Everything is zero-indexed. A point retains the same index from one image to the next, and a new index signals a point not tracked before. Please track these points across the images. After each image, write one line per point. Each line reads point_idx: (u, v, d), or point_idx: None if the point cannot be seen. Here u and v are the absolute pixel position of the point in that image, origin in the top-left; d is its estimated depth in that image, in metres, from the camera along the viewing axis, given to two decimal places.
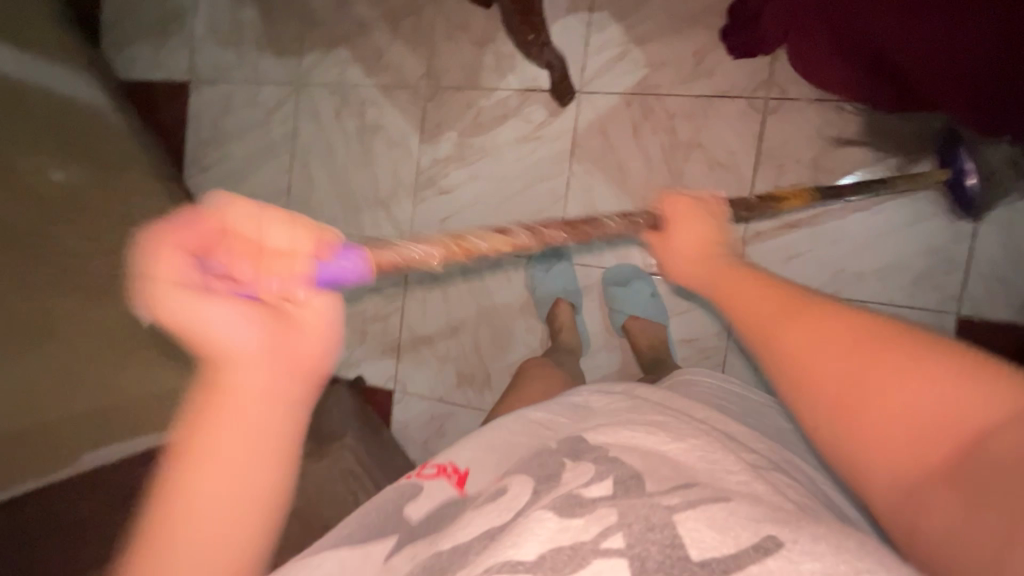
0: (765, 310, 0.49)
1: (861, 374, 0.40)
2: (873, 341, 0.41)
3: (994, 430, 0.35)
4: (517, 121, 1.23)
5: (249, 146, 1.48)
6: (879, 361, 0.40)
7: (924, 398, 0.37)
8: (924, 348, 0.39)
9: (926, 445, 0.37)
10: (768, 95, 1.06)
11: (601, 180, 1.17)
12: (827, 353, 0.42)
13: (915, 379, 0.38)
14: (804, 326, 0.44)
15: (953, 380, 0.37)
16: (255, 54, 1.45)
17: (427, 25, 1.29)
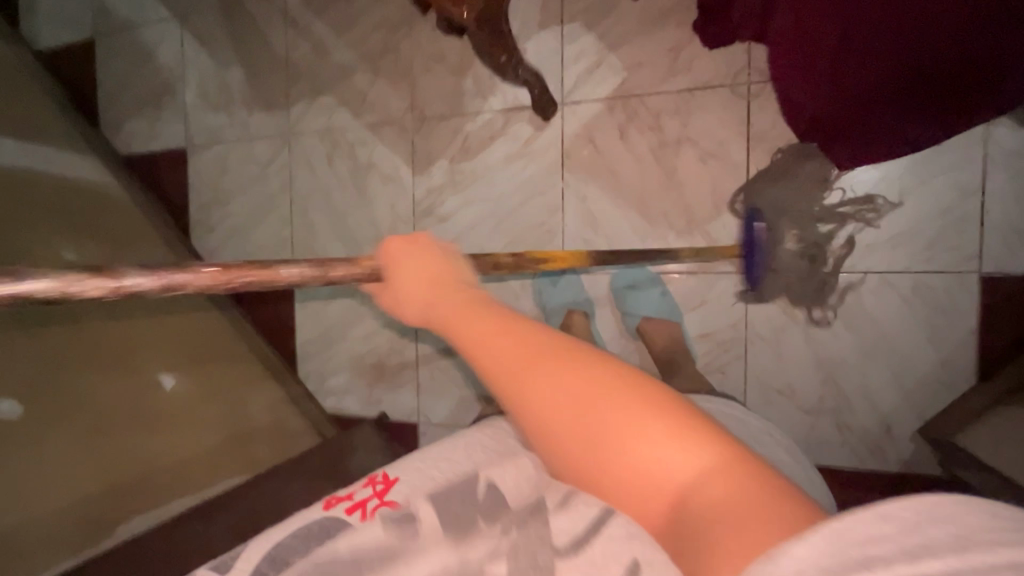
0: (559, 387, 0.50)
1: (613, 426, 0.48)
2: (639, 399, 0.49)
3: (702, 487, 0.44)
4: (505, 140, 1.24)
5: (249, 201, 1.51)
6: (617, 415, 0.48)
7: (649, 451, 0.47)
8: (647, 398, 0.49)
9: (647, 487, 0.46)
10: (750, 80, 1.06)
11: (596, 187, 1.17)
12: (561, 410, 0.49)
13: (639, 442, 0.47)
14: (560, 372, 0.51)
15: (667, 426, 0.47)
16: (244, 112, 1.50)
17: (404, 61, 1.31)
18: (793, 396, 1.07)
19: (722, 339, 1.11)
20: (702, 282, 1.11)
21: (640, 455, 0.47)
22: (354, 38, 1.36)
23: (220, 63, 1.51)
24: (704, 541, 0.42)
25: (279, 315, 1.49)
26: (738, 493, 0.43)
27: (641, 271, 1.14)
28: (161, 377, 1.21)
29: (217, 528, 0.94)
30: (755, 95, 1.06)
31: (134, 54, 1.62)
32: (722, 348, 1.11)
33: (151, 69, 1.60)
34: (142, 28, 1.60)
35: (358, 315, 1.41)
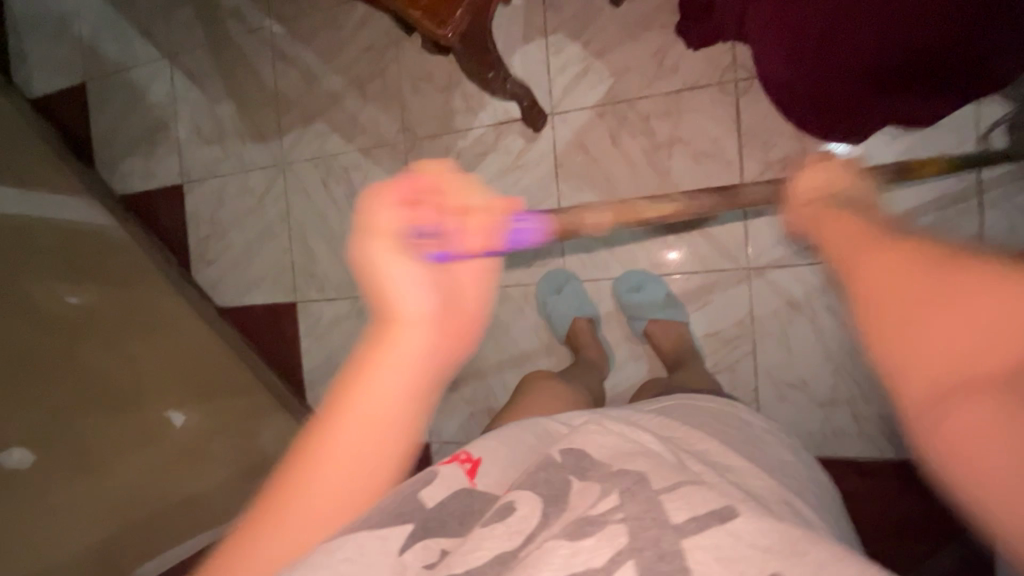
0: (884, 262, 0.58)
1: (938, 286, 0.49)
2: (964, 288, 0.48)
3: (1021, 357, 0.41)
4: (498, 154, 1.24)
5: (247, 232, 1.52)
6: (965, 287, 0.47)
7: (950, 339, 0.46)
8: (999, 276, 0.47)
9: (988, 362, 0.43)
10: (737, 77, 1.06)
11: (591, 194, 1.17)
12: (889, 275, 0.55)
13: (946, 326, 0.47)
14: (885, 262, 0.57)
15: (993, 328, 0.44)
16: (237, 144, 1.51)
17: (393, 83, 1.32)
18: (805, 389, 1.07)
19: (730, 337, 1.10)
20: (705, 281, 1.11)
21: (978, 312, 0.45)
22: (342, 64, 1.37)
23: (212, 98, 1.53)
24: (974, 451, 0.41)
25: (285, 344, 1.49)
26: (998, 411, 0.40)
27: (642, 274, 1.14)
28: (170, 415, 1.20)
29: None
30: (743, 92, 1.06)
31: (126, 95, 1.64)
32: (729, 345, 1.10)
33: (143, 108, 1.62)
34: (132, 69, 1.62)
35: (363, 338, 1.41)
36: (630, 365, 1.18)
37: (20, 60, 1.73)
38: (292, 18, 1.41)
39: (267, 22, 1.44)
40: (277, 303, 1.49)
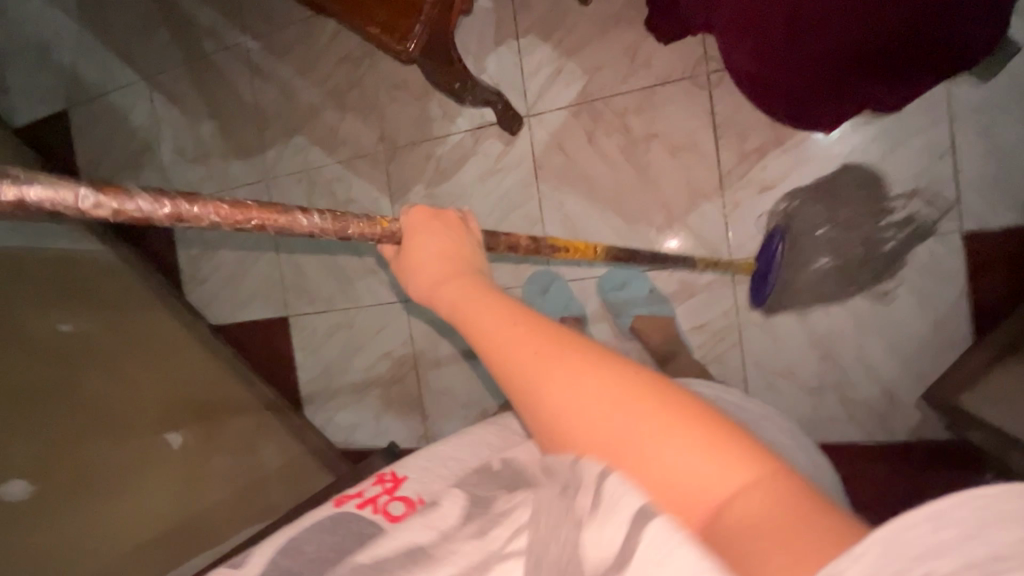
0: (528, 345, 0.50)
1: (577, 406, 0.46)
2: (630, 392, 0.44)
3: (740, 504, 0.38)
4: (477, 159, 1.24)
5: (237, 249, 1.52)
6: (642, 433, 0.43)
7: (686, 455, 0.41)
8: (679, 406, 0.43)
9: (693, 509, 0.39)
10: (709, 69, 1.06)
11: (572, 193, 1.17)
12: (599, 409, 0.44)
13: (671, 443, 0.41)
14: (584, 381, 0.46)
15: (705, 443, 0.41)
16: (221, 163, 1.51)
17: (370, 93, 1.33)
18: (794, 378, 1.07)
19: (717, 328, 1.11)
20: (688, 274, 1.11)
21: (689, 437, 0.41)
22: (320, 78, 1.37)
23: (194, 118, 1.54)
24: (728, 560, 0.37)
25: (280, 359, 1.51)
26: (770, 515, 0.37)
27: (628, 270, 1.14)
28: (169, 436, 1.22)
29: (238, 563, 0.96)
30: (715, 84, 1.06)
31: (108, 119, 1.65)
32: (717, 338, 1.11)
33: (127, 132, 1.63)
34: (113, 94, 1.63)
35: (357, 349, 1.42)
36: None
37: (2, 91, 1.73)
38: (267, 34, 1.42)
39: (243, 39, 1.45)
40: (271, 318, 1.51)
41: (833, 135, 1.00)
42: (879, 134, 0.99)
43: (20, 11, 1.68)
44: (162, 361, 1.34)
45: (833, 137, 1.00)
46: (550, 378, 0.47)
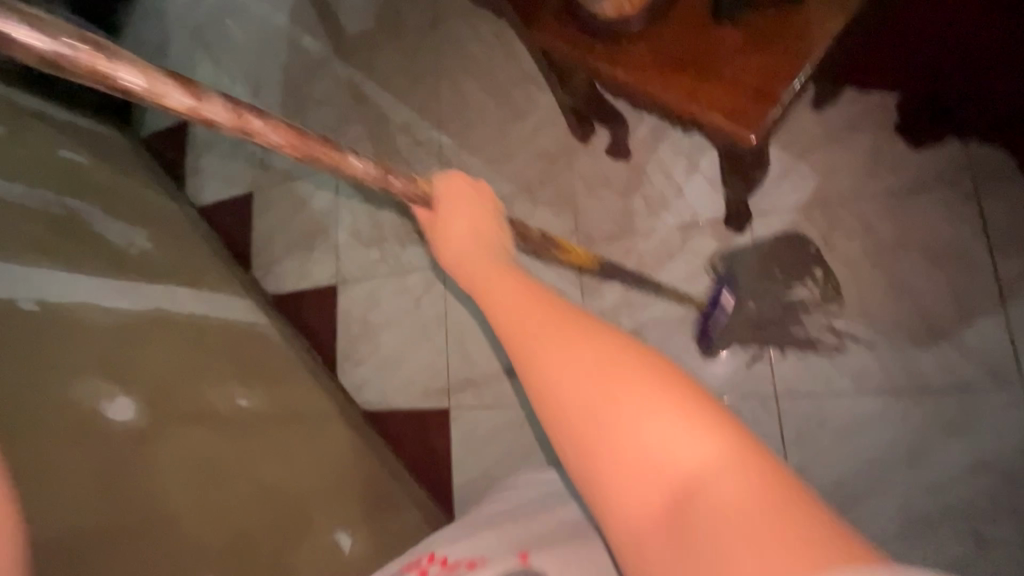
0: (533, 316, 0.47)
1: (581, 384, 0.42)
2: (663, 383, 0.41)
3: (719, 521, 0.35)
4: (686, 257, 1.17)
5: (400, 332, 1.48)
6: (621, 415, 0.40)
7: (656, 431, 0.39)
8: (700, 422, 0.39)
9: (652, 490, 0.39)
10: (975, 174, 0.98)
11: (805, 297, 1.06)
12: (591, 385, 0.42)
13: (639, 404, 0.40)
14: (631, 375, 0.41)
15: (712, 438, 0.38)
16: (396, 246, 1.52)
17: (566, 187, 1.32)
18: None
19: (1008, 470, 0.91)
20: (963, 398, 0.94)
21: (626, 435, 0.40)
22: (513, 171, 1.40)
23: (374, 204, 1.59)
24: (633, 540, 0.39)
25: (433, 456, 1.38)
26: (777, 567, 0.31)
27: (884, 390, 0.99)
28: (338, 534, 1.11)
29: None
30: (986, 190, 0.97)
31: (289, 202, 1.74)
32: (1011, 482, 0.90)
33: (305, 214, 1.71)
34: (299, 180, 1.74)
35: (525, 453, 1.29)
36: (874, 498, 0.98)
37: (196, 174, 1.91)
38: (462, 131, 1.49)
39: (436, 135, 1.53)
40: (428, 409, 1.41)
41: None
42: None
43: None
44: (323, 446, 1.27)
45: None
46: (547, 348, 0.44)
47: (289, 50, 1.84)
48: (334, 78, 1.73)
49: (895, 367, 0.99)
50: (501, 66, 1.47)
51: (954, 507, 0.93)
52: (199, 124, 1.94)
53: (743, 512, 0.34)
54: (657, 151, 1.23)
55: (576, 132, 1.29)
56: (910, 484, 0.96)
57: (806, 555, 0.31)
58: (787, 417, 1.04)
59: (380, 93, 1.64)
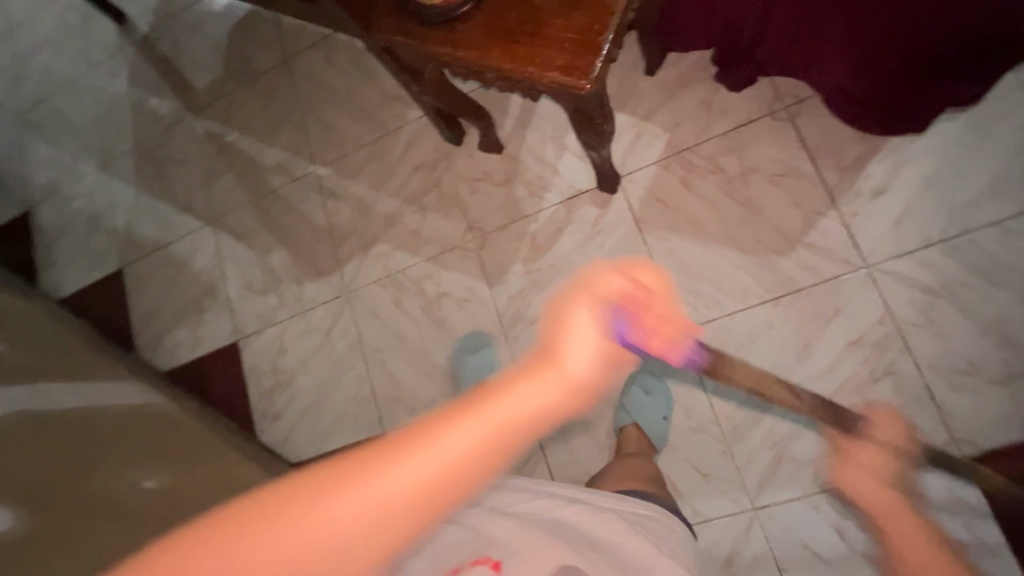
0: (461, 444, 0.41)
1: (398, 492, 0.38)
2: (499, 448, 0.42)
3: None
4: (574, 227, 1.25)
5: (317, 372, 1.41)
6: (391, 505, 0.38)
7: (402, 486, 0.38)
8: (455, 460, 0.40)
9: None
10: (785, 103, 1.15)
11: (681, 237, 1.17)
12: (389, 498, 0.38)
13: (403, 474, 0.39)
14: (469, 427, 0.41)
15: (546, 398, 0.45)
16: (295, 286, 1.47)
17: (451, 189, 1.36)
18: (978, 374, 0.99)
19: (875, 339, 1.04)
20: (825, 289, 1.08)
21: (483, 430, 0.42)
22: (396, 186, 1.41)
23: (261, 250, 1.52)
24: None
25: None
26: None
27: (764, 299, 1.11)
28: None
29: None
30: (796, 114, 1.14)
31: (166, 269, 1.62)
32: (879, 349, 1.04)
33: (186, 278, 1.59)
34: (172, 244, 1.62)
35: None
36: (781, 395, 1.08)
37: (51, 266, 1.73)
38: (336, 159, 1.49)
39: (311, 168, 1.51)
40: (362, 441, 1.35)
41: (925, 136, 1.06)
42: (968, 126, 1.05)
43: (79, 188, 1.75)
44: (259, 505, 1.15)
45: (925, 139, 1.07)
46: (473, 429, 0.41)
47: (135, 115, 1.74)
48: (191, 133, 1.65)
49: (767, 278, 1.11)
50: (362, 90, 1.49)
51: (845, 385, 1.05)
52: (45, 212, 1.77)
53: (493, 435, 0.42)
54: (526, 138, 1.31)
55: (447, 136, 1.34)
56: (807, 376, 1.06)
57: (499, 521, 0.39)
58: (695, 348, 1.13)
59: (243, 139, 1.60)
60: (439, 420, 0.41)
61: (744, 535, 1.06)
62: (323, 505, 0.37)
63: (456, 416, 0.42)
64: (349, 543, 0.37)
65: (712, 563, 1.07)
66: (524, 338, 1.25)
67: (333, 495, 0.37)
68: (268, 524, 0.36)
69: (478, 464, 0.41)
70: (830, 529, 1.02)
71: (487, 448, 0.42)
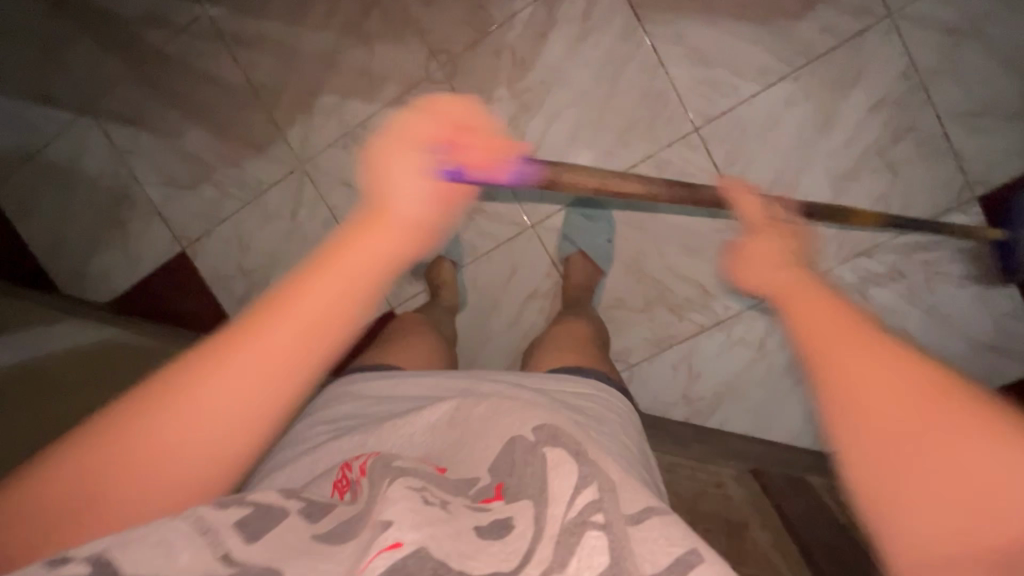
0: (317, 298, 0.48)
1: (271, 355, 0.46)
2: (926, 391, 0.36)
3: (285, 346, 0.46)
4: (559, 29, 1.05)
5: (294, 263, 1.24)
6: (936, 441, 0.34)
7: (949, 430, 0.34)
8: (308, 291, 0.48)
9: (262, 394, 0.46)
10: None
11: (687, 18, 1.01)
12: (300, 321, 0.47)
13: (971, 453, 0.33)
14: (861, 356, 0.40)
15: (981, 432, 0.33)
16: (234, 169, 1.21)
17: (396, 7, 1.09)
18: (1001, 111, 0.98)
19: (899, 96, 0.99)
20: (847, 51, 0.99)
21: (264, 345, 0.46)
22: (323, 15, 1.11)
23: (173, 134, 1.22)
24: (216, 404, 0.44)
25: None
26: (309, 350, 0.47)
27: (784, 75, 1.01)
28: None
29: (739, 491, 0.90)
30: None
31: (49, 182, 1.28)
32: (903, 105, 0.99)
33: (85, 189, 1.28)
34: (44, 148, 1.26)
35: (491, 305, 1.18)
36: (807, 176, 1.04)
37: None
38: None
39: (201, 10, 1.15)
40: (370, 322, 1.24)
41: None
42: None
43: None
44: None
45: None
46: (248, 331, 0.46)
47: None
48: None
49: (786, 48, 1.00)
50: None
51: (871, 150, 1.02)
52: None
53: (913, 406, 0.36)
54: None
55: None
56: (829, 148, 1.02)
57: (316, 342, 0.47)
58: (712, 144, 1.05)
59: None
60: (313, 277, 0.49)
61: (775, 317, 1.11)
62: (259, 335, 0.46)
63: (318, 271, 0.50)
64: (299, 368, 0.47)
65: (747, 348, 1.13)
66: None
67: (270, 327, 0.47)
68: (249, 333, 0.46)
69: (290, 365, 0.46)
70: (853, 293, 1.07)
71: (332, 313, 0.48)
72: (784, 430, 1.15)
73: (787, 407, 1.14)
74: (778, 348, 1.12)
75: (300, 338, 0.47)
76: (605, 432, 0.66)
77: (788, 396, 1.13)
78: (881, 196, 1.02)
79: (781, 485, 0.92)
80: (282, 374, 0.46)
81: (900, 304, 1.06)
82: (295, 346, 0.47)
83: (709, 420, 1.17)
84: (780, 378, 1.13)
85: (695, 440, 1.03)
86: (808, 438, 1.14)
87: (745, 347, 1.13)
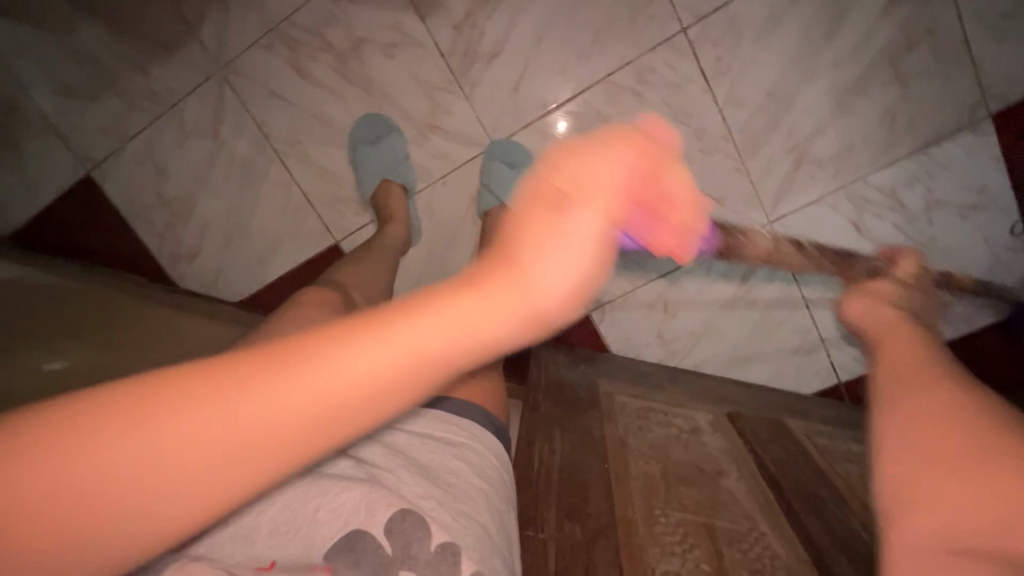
0: (922, 408, 0.41)
1: (909, 475, 0.37)
2: (980, 492, 0.33)
3: (921, 469, 0.37)
4: None
5: (224, 191, 1.08)
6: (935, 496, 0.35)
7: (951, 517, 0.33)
8: (945, 420, 0.39)
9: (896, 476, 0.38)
10: None
11: None
12: (905, 430, 0.40)
13: (931, 510, 0.34)
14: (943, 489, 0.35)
15: (989, 496, 0.33)
16: (141, 76, 1.02)
17: None
18: None
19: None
20: None
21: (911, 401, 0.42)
22: None
23: (60, 30, 1.01)
24: (918, 443, 0.39)
25: None
26: (922, 468, 0.37)
27: None
28: None
29: (708, 436, 0.84)
30: None
31: None
32: (923, 3, 0.86)
33: None
34: None
35: (449, 238, 1.06)
36: (806, 88, 0.91)
37: None
38: None
39: None
40: (313, 258, 1.10)
41: None
42: None
43: None
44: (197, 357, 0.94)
45: None
46: (914, 441, 0.39)
47: None
48: None
49: None
50: None
51: (880, 58, 0.89)
52: None
53: (920, 432, 0.39)
54: None
55: None
56: (833, 57, 0.89)
57: (943, 455, 0.37)
58: (700, 49, 0.91)
59: None
60: (918, 390, 0.43)
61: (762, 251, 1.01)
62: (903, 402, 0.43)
63: (921, 410, 0.41)
64: (897, 438, 0.40)
65: (729, 286, 1.04)
66: (486, 84, 0.96)
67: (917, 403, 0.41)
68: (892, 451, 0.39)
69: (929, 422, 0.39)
70: (847, 226, 0.97)
71: (936, 430, 0.38)
72: (761, 372, 1.08)
73: (767, 348, 1.07)
74: (762, 285, 1.03)
75: (906, 431, 0.40)
76: (460, 446, 0.61)
77: (769, 336, 1.06)
78: (885, 113, 0.91)
79: (747, 431, 0.86)
80: (905, 438, 0.40)
81: (896, 235, 0.97)
82: (912, 443, 0.39)
83: (682, 361, 1.09)
84: (761, 318, 1.05)
85: (658, 389, 0.97)
86: (787, 379, 1.08)
87: (727, 285, 1.03)
